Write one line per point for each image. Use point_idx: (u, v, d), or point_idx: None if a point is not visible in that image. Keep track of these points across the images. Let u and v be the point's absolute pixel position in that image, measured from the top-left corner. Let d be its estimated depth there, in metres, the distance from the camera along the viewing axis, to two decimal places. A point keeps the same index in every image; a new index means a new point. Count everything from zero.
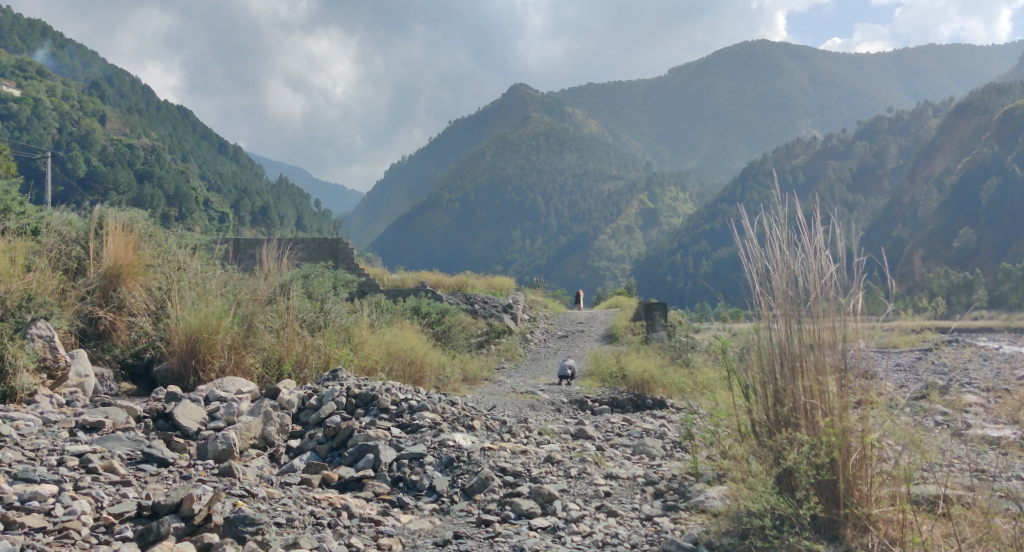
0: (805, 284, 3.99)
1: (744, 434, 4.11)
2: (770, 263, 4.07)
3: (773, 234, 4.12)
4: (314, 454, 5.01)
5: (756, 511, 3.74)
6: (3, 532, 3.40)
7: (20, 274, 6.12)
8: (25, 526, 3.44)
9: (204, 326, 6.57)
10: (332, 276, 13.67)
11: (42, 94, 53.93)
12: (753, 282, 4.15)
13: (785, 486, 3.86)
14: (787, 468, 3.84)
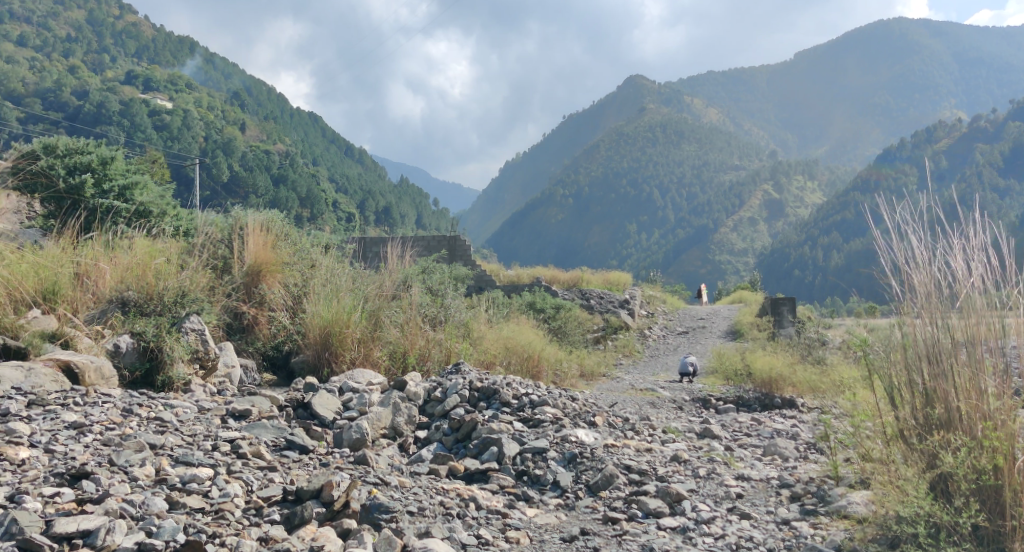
0: (956, 280, 3.82)
1: (891, 436, 3.96)
2: (918, 258, 3.90)
3: (917, 232, 3.95)
4: (440, 445, 5.17)
5: (909, 517, 3.59)
6: (168, 512, 3.55)
7: (175, 273, 6.61)
8: (186, 506, 3.60)
9: (336, 321, 6.89)
10: (452, 271, 14.00)
11: (186, 105, 57.68)
12: (899, 279, 3.99)
13: (940, 493, 3.70)
14: (943, 473, 3.68)
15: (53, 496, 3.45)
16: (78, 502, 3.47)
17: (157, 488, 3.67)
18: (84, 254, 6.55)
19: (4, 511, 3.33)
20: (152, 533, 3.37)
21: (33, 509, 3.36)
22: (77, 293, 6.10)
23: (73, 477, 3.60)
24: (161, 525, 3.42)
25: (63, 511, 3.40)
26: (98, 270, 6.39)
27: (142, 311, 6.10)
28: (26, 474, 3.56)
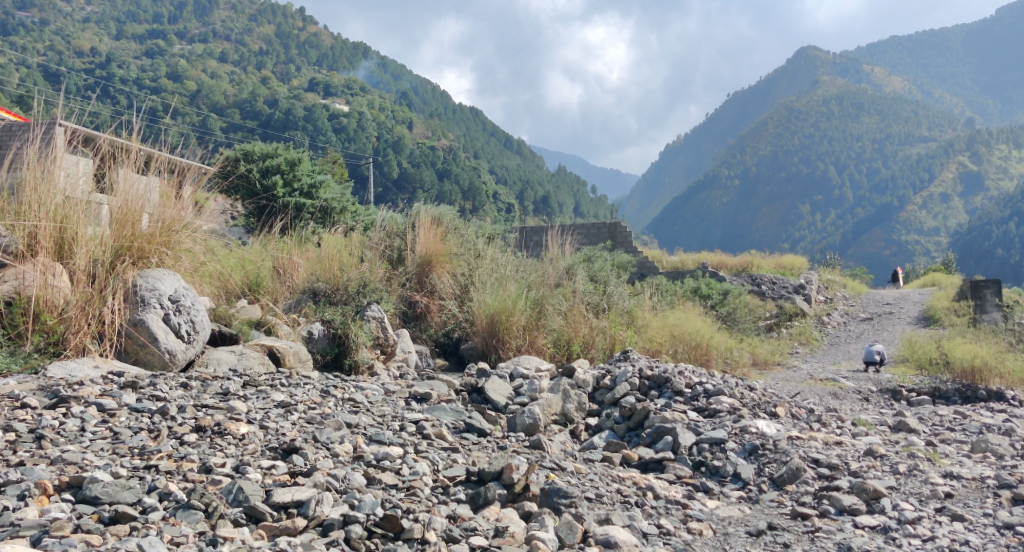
0: None
1: None
2: None
3: None
4: (612, 433, 5.15)
5: None
6: (367, 486, 3.56)
7: (357, 265, 6.99)
8: (382, 482, 3.58)
9: (502, 309, 6.96)
10: (616, 259, 13.93)
11: (357, 107, 60.63)
12: None
13: None
14: None
15: (270, 468, 3.45)
16: (291, 475, 3.45)
17: (355, 464, 3.71)
18: (279, 249, 7.16)
19: (230, 480, 3.30)
20: (354, 505, 3.33)
21: (254, 479, 3.34)
22: (276, 283, 6.68)
23: (285, 451, 3.61)
24: (362, 499, 3.36)
25: (279, 482, 3.36)
26: (292, 264, 6.93)
27: (331, 300, 6.53)
28: (246, 447, 3.57)
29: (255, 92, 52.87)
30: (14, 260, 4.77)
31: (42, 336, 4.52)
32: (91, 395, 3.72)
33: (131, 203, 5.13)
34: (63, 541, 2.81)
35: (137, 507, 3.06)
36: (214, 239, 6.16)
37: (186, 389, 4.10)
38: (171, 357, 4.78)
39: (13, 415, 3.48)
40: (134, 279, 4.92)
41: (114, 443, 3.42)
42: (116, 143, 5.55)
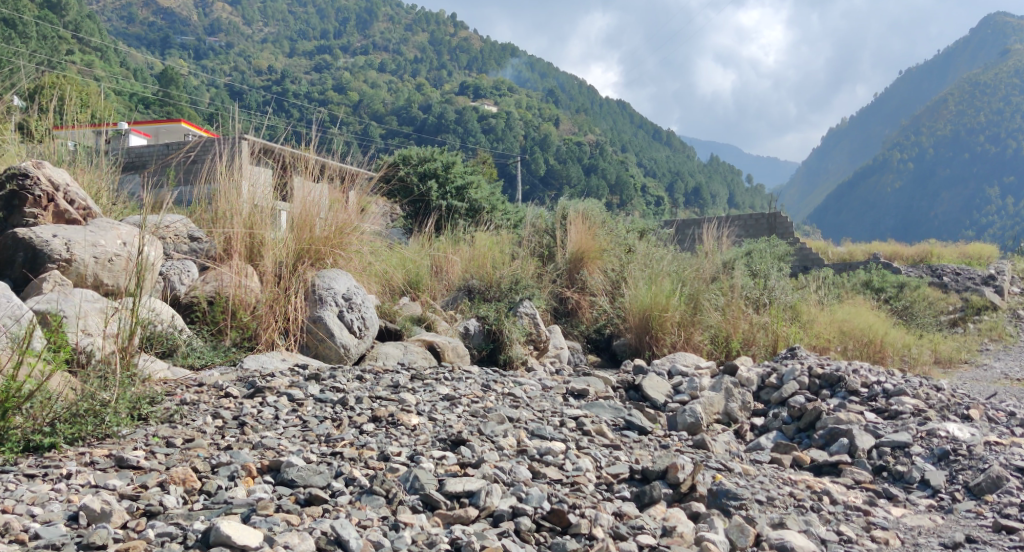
0: None
1: None
2: None
3: None
4: (781, 434, 4.89)
5: None
6: (532, 480, 3.50)
7: (508, 264, 7.10)
8: (547, 477, 3.51)
9: (656, 304, 6.77)
10: (776, 251, 13.37)
11: (507, 107, 61.58)
12: None
13: None
14: None
15: (441, 458, 3.44)
16: (460, 465, 3.43)
17: (520, 458, 3.65)
18: (437, 249, 7.40)
19: (406, 468, 3.28)
20: (520, 499, 3.24)
21: (429, 469, 3.32)
22: (434, 280, 6.85)
23: (453, 443, 3.63)
24: (529, 492, 3.28)
25: (451, 472, 3.35)
26: (448, 262, 7.13)
27: (485, 297, 6.74)
28: (418, 438, 3.61)
29: (412, 100, 54.86)
30: (213, 261, 5.19)
31: (239, 332, 4.80)
32: (281, 386, 3.91)
33: (308, 209, 5.39)
34: (269, 519, 2.72)
35: (328, 491, 3.02)
36: (379, 240, 6.38)
37: (361, 381, 4.26)
38: (346, 351, 5.00)
39: (218, 404, 3.64)
40: (313, 278, 5.18)
41: (304, 430, 3.52)
42: (285, 151, 6.00)
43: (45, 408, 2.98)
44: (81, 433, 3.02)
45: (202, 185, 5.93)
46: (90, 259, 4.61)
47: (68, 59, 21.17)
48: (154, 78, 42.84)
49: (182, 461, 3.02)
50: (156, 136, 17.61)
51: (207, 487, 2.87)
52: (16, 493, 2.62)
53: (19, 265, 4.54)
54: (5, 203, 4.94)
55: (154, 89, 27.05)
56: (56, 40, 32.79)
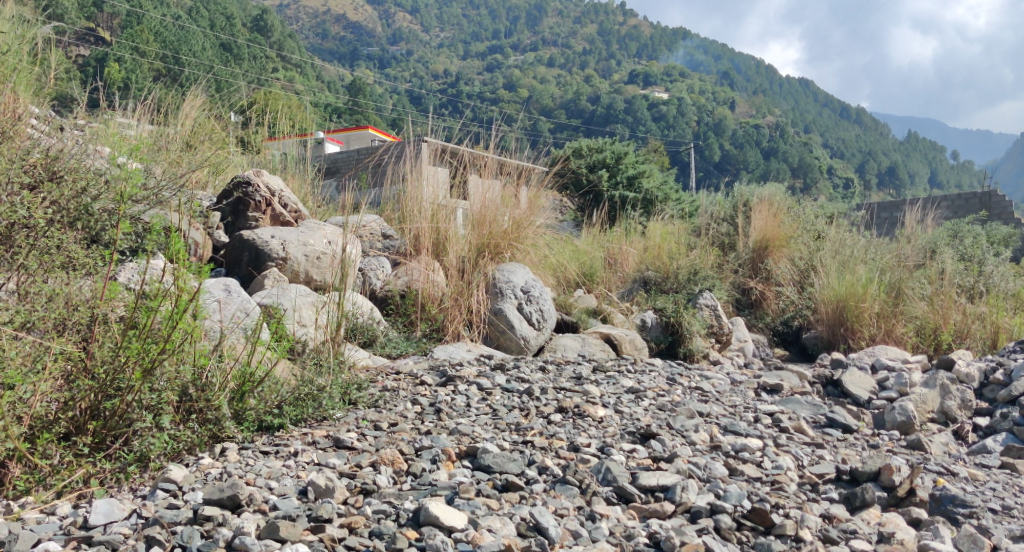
0: None
1: None
2: None
3: None
4: (1012, 436, 4.35)
5: None
6: (729, 477, 3.33)
7: (687, 254, 6.95)
8: (745, 474, 3.34)
9: (851, 294, 6.39)
10: (992, 233, 12.24)
11: (683, 94, 60.28)
12: None
13: None
14: None
15: (631, 451, 3.33)
16: (652, 459, 3.30)
17: (715, 453, 3.50)
18: (614, 241, 7.40)
19: (597, 459, 3.18)
20: (717, 497, 3.06)
21: (620, 462, 3.20)
22: (610, 273, 6.96)
23: (642, 436, 3.50)
24: (727, 490, 3.10)
25: (643, 465, 3.22)
26: (625, 255, 7.15)
27: (662, 288, 6.58)
28: (606, 430, 3.54)
29: (583, 92, 55.02)
30: (404, 257, 5.43)
31: (427, 324, 4.99)
32: (471, 375, 4.04)
33: (487, 206, 5.51)
34: (471, 503, 2.67)
35: (523, 478, 2.94)
36: (555, 234, 6.45)
37: (545, 372, 4.31)
38: (526, 343, 5.10)
39: (415, 391, 3.79)
40: (493, 272, 5.30)
41: (495, 418, 3.53)
42: (458, 150, 6.19)
43: (274, 392, 3.17)
44: (303, 415, 3.23)
45: (390, 186, 6.28)
46: (302, 257, 5.00)
47: (269, 77, 23.02)
48: (343, 87, 45.66)
49: (389, 444, 3.10)
50: (348, 143, 18.79)
51: (413, 469, 2.88)
52: (255, 468, 2.70)
53: (245, 263, 4.96)
54: (232, 209, 5.41)
55: (344, 98, 28.86)
56: (261, 58, 35.62)
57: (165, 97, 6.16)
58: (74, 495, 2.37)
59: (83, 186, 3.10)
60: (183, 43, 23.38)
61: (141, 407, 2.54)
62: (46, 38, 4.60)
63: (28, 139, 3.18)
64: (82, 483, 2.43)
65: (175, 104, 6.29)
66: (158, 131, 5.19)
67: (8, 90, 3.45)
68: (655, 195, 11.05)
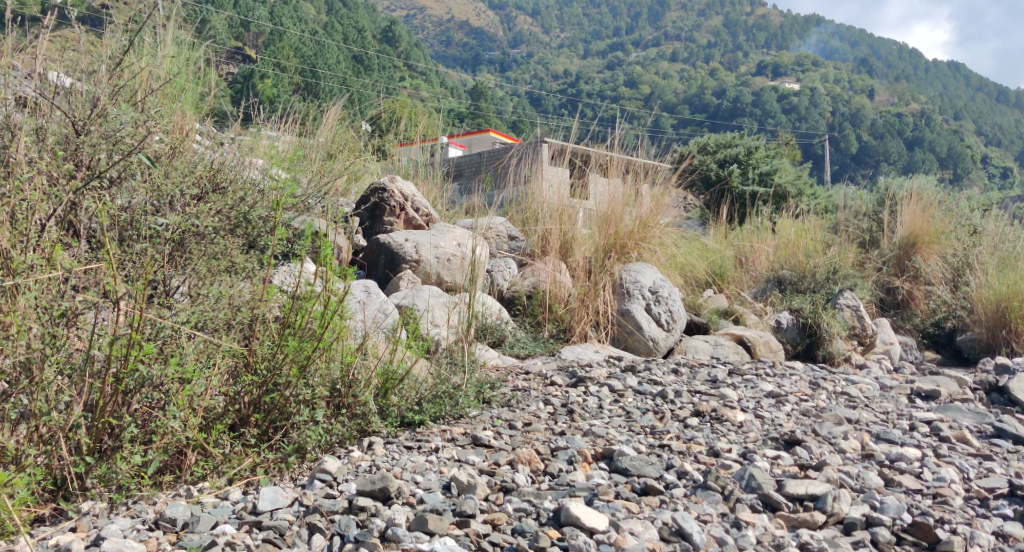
0: None
1: None
2: None
3: None
4: None
5: None
6: (885, 488, 3.14)
7: (826, 253, 6.70)
8: (903, 486, 3.13)
9: (1014, 293, 5.90)
10: None
11: (818, 85, 57.88)
12: None
13: None
14: None
15: (776, 458, 3.23)
16: (799, 467, 3.18)
17: (867, 463, 3.33)
18: (746, 240, 7.26)
19: (740, 465, 3.09)
20: (873, 508, 2.91)
21: (764, 468, 3.11)
22: (741, 272, 6.84)
23: (786, 442, 3.40)
24: (885, 501, 2.92)
25: (789, 472, 3.11)
26: (756, 253, 7.01)
27: (798, 288, 6.35)
28: (747, 435, 3.47)
29: (709, 88, 53.87)
30: (530, 258, 5.47)
31: (555, 324, 4.99)
32: (601, 377, 4.05)
33: (614, 205, 5.48)
34: (610, 505, 2.65)
35: (662, 482, 2.89)
36: (683, 233, 6.36)
37: (678, 375, 4.27)
38: (655, 344, 5.04)
39: (547, 392, 3.83)
40: (620, 273, 5.28)
41: (629, 421, 3.51)
42: (580, 150, 6.21)
43: (413, 390, 3.30)
44: (441, 412, 3.32)
45: (513, 188, 6.36)
46: (434, 259, 5.15)
47: (399, 85, 23.81)
48: (467, 93, 46.67)
49: (525, 443, 3.16)
50: (474, 147, 19.18)
51: (550, 469, 2.91)
52: (401, 462, 2.82)
53: (382, 265, 5.15)
54: (369, 214, 5.62)
55: (470, 104, 29.49)
56: (390, 68, 36.89)
57: (309, 110, 6.53)
58: (244, 482, 2.56)
59: (242, 196, 3.33)
60: (318, 57, 24.53)
61: (299, 402, 2.74)
62: (204, 58, 4.98)
63: (194, 154, 3.47)
64: (249, 471, 2.62)
65: (317, 116, 6.65)
66: (301, 143, 5.49)
67: (177, 108, 3.77)
68: (790, 191, 10.72)
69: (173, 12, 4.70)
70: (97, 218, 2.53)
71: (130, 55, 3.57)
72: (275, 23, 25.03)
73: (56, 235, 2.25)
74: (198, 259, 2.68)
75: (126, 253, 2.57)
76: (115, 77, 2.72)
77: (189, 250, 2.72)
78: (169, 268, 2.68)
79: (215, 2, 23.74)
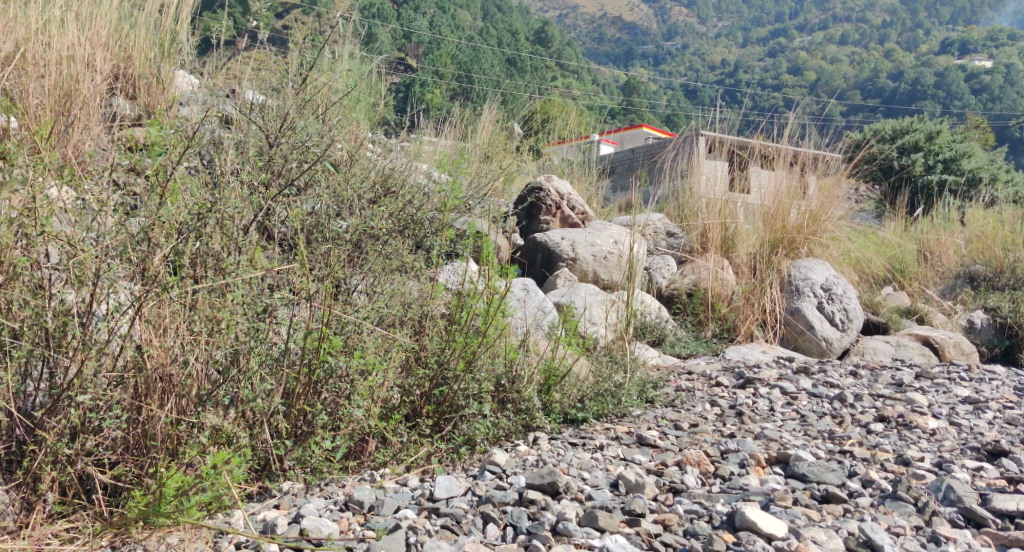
0: None
1: None
2: None
3: None
4: None
5: None
6: None
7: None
8: None
9: None
10: None
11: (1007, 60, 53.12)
12: None
13: None
14: None
15: (978, 470, 2.98)
16: (1006, 480, 2.91)
17: None
18: (927, 233, 6.79)
19: (935, 476, 2.87)
20: None
21: (964, 480, 2.86)
22: (922, 268, 6.39)
23: (990, 453, 3.14)
24: None
25: (996, 486, 2.84)
26: (942, 247, 6.55)
27: (994, 285, 5.92)
28: (942, 444, 3.23)
29: (878, 70, 50.77)
30: (690, 255, 5.36)
31: (719, 323, 4.86)
32: (771, 379, 3.93)
33: (780, 199, 5.29)
34: (789, 511, 2.52)
35: (845, 490, 2.74)
36: (856, 226, 6.03)
37: (857, 378, 4.06)
38: (828, 345, 4.85)
39: (714, 393, 3.76)
40: (789, 269, 5.09)
41: (805, 425, 3.38)
42: (739, 142, 6.04)
43: (575, 388, 3.32)
44: (604, 410, 3.33)
45: (671, 184, 6.28)
46: (591, 257, 5.16)
47: (556, 86, 24.01)
48: (619, 89, 46.44)
49: (693, 445, 3.11)
50: (629, 143, 19.02)
51: (721, 471, 2.85)
52: (567, 458, 2.85)
53: (539, 264, 5.22)
54: (526, 214, 5.72)
55: (625, 101, 29.30)
56: (543, 69, 37.29)
57: (468, 115, 6.73)
58: (420, 470, 2.68)
59: (410, 199, 3.47)
60: (475, 64, 25.18)
61: (468, 396, 2.84)
62: (374, 70, 5.24)
63: (367, 161, 3.65)
64: (425, 460, 2.74)
65: (477, 120, 6.84)
66: (460, 145, 5.66)
67: (352, 118, 3.99)
68: (982, 178, 9.90)
69: (347, 28, 4.97)
70: (287, 221, 2.70)
71: (311, 70, 3.82)
72: (436, 32, 25.90)
73: (256, 238, 2.44)
74: (374, 259, 2.81)
75: (312, 254, 2.73)
76: (301, 91, 2.92)
77: (365, 251, 2.85)
78: (349, 268, 2.81)
79: (380, 14, 24.77)
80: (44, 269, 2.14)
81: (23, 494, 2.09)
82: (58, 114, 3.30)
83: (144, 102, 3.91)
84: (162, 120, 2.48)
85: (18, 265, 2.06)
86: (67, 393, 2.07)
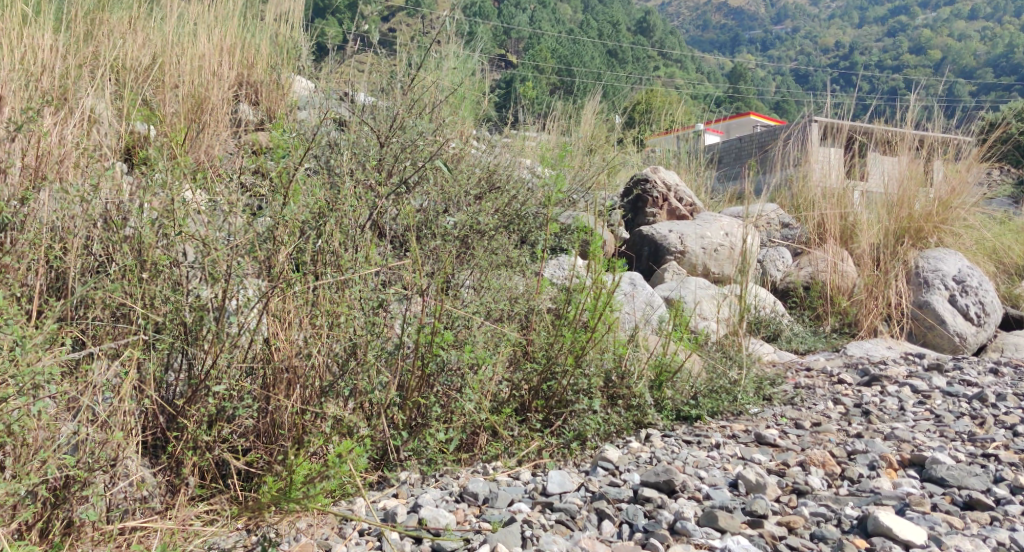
0: None
1: None
2: None
3: None
4: None
5: None
6: None
7: None
8: None
9: None
10: None
11: None
12: None
13: None
14: None
15: None
16: None
17: None
18: None
19: None
20: None
21: None
22: None
23: None
24: None
25: None
26: None
27: None
28: None
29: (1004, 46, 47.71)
30: (807, 247, 5.17)
31: (839, 317, 4.67)
32: (901, 376, 3.75)
33: (905, 186, 5.02)
34: (928, 518, 2.39)
35: (991, 497, 2.56)
36: (989, 214, 5.67)
37: (999, 376, 3.82)
38: (961, 341, 4.58)
39: (836, 390, 3.61)
40: (916, 260, 4.83)
41: (940, 426, 3.19)
42: (858, 127, 5.79)
43: (688, 384, 3.24)
44: (719, 407, 3.25)
45: (783, 173, 6.07)
46: (700, 250, 5.04)
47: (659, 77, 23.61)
48: (723, 77, 45.34)
49: (816, 445, 2.99)
50: (734, 133, 18.49)
51: (849, 473, 2.72)
52: (682, 456, 2.79)
53: (646, 258, 5.14)
54: (632, 206, 5.64)
55: (730, 89, 28.54)
56: (645, 59, 36.78)
57: (570, 109, 6.70)
58: (532, 464, 2.67)
59: (515, 195, 3.48)
60: (576, 58, 25.04)
61: (578, 391, 2.81)
62: (478, 68, 5.28)
63: (473, 158, 3.67)
64: (536, 455, 2.72)
65: (579, 114, 6.81)
66: (563, 139, 5.64)
67: (459, 116, 4.02)
68: None
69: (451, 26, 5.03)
70: (398, 219, 2.74)
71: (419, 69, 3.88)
72: (536, 28, 25.90)
73: (371, 236, 2.48)
74: (481, 255, 2.82)
75: (424, 251, 2.76)
76: (410, 91, 2.97)
77: (473, 247, 2.86)
78: (457, 264, 2.83)
79: (482, 12, 24.97)
80: (182, 267, 2.24)
81: (168, 477, 2.17)
82: (190, 122, 3.47)
83: (264, 107, 4.06)
84: (283, 124, 2.56)
85: (159, 263, 2.17)
86: (204, 383, 2.16)
